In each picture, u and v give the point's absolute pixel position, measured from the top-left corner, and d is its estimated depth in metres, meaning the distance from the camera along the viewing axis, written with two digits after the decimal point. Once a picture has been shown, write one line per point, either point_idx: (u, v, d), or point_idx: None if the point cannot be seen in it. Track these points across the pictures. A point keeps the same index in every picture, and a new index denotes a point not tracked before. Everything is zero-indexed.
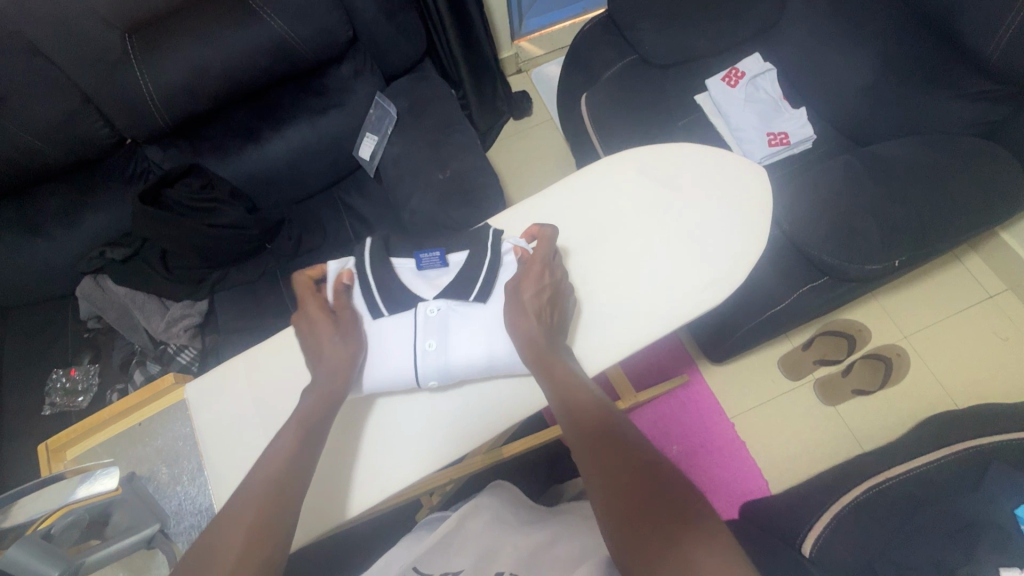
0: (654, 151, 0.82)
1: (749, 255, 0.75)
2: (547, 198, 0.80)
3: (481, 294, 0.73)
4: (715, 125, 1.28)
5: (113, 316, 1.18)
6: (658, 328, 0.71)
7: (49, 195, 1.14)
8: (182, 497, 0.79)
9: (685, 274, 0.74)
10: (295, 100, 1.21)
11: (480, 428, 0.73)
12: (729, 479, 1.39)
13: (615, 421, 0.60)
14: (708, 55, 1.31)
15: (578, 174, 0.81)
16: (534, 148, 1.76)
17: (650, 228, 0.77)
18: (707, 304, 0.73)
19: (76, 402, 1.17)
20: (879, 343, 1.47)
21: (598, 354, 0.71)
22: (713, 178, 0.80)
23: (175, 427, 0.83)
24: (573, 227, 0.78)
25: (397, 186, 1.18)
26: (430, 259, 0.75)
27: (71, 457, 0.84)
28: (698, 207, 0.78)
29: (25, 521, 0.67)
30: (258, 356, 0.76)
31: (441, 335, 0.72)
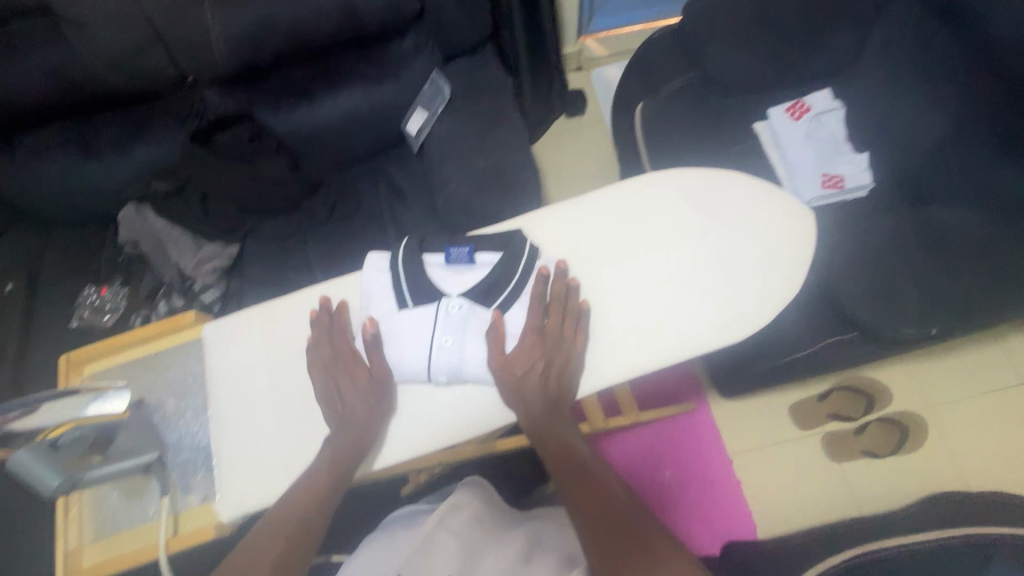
0: (698, 174, 0.79)
1: (780, 299, 0.71)
2: (582, 202, 0.78)
3: (505, 302, 0.71)
4: (770, 156, 1.24)
5: (146, 245, 1.20)
6: (671, 356, 0.69)
7: (107, 123, 1.18)
8: (183, 431, 0.81)
9: (709, 306, 0.71)
10: (354, 65, 1.21)
11: (477, 422, 0.70)
12: (717, 514, 1.38)
13: (612, 488, 0.64)
14: (775, 84, 1.27)
15: (620, 184, 0.79)
16: (580, 149, 1.75)
17: (683, 253, 0.74)
18: (727, 341, 0.70)
19: (102, 319, 1.22)
20: (899, 409, 1.42)
21: (608, 371, 0.69)
22: (756, 213, 0.76)
23: (187, 362, 0.84)
24: (603, 238, 0.76)
25: (437, 166, 1.18)
26: (459, 254, 0.73)
27: (89, 372, 0.86)
28: (735, 241, 0.75)
29: (36, 428, 0.67)
30: (275, 309, 0.77)
31: (457, 335, 0.70)
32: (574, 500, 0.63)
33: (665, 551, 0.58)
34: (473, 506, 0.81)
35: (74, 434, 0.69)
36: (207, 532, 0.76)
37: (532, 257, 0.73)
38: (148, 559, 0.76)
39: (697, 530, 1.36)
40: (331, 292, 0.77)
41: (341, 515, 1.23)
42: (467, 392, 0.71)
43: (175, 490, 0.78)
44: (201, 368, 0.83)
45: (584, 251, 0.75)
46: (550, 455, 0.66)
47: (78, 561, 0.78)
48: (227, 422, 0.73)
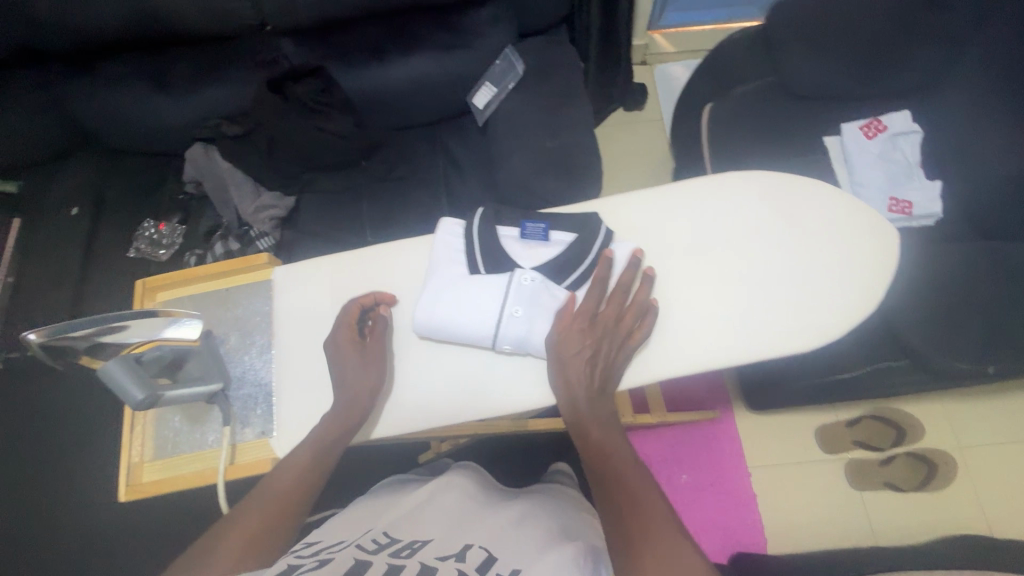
0: (783, 178, 0.76)
1: (855, 314, 0.69)
2: (661, 192, 0.77)
3: (575, 281, 0.72)
4: (836, 171, 1.21)
5: (210, 185, 1.24)
6: (739, 357, 0.68)
7: (182, 59, 1.19)
8: (246, 366, 0.83)
9: (781, 313, 0.69)
10: (428, 30, 1.20)
11: (534, 398, 0.70)
12: (730, 523, 1.37)
13: (639, 485, 0.59)
14: (852, 99, 1.24)
15: (701, 177, 0.77)
16: (635, 144, 1.73)
17: (759, 255, 0.73)
18: (796, 348, 0.69)
19: (158, 253, 1.28)
20: (929, 445, 1.40)
21: (669, 363, 0.69)
22: (838, 223, 0.74)
23: (258, 302, 0.86)
24: (678, 231, 0.75)
25: (500, 142, 1.18)
26: (534, 230, 0.74)
27: (162, 299, 0.88)
28: (812, 250, 0.73)
29: (123, 343, 0.73)
30: (343, 260, 0.78)
31: (527, 309, 0.69)
32: (606, 495, 0.60)
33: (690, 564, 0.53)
34: (467, 488, 0.81)
35: (156, 354, 0.73)
36: (263, 465, 0.78)
37: (606, 241, 0.73)
38: (207, 483, 0.79)
39: (706, 534, 1.36)
40: (402, 253, 0.78)
41: (362, 472, 1.26)
42: (526, 363, 0.71)
43: (235, 421, 0.81)
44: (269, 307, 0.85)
45: (657, 241, 0.74)
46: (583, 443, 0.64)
47: (138, 476, 0.80)
48: (289, 362, 0.75)
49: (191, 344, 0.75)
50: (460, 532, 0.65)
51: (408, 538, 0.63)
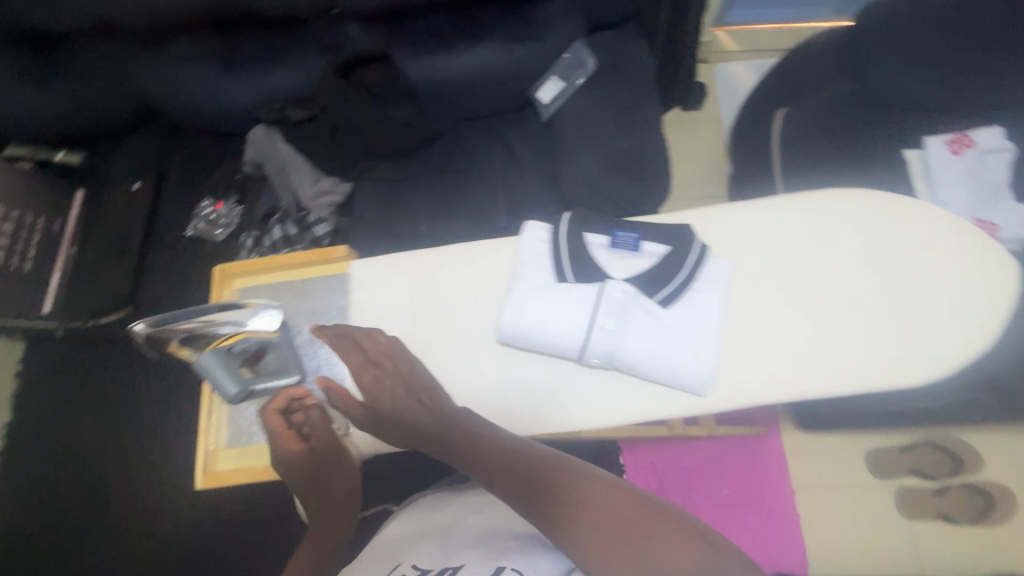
0: (890, 200, 0.72)
1: (964, 353, 0.65)
2: (757, 206, 0.73)
3: (667, 296, 0.69)
4: (917, 187, 1.14)
5: (271, 169, 1.24)
6: (836, 390, 0.65)
7: (249, 40, 1.19)
8: (321, 361, 0.79)
9: (882, 347, 0.66)
10: (497, 20, 1.16)
11: (617, 415, 0.68)
12: (770, 542, 1.33)
13: (523, 459, 0.60)
14: (939, 112, 1.17)
15: (801, 193, 0.73)
16: (691, 146, 1.67)
17: (861, 282, 0.69)
18: (897, 385, 0.65)
19: (214, 233, 1.29)
20: (987, 478, 1.34)
21: (761, 388, 0.66)
22: (951, 254, 0.69)
23: (333, 296, 0.81)
24: (775, 250, 0.71)
25: (567, 140, 1.15)
26: (625, 240, 0.72)
27: (238, 287, 0.85)
28: (918, 280, 0.69)
29: (214, 334, 0.75)
30: (423, 258, 0.77)
31: (618, 322, 0.67)
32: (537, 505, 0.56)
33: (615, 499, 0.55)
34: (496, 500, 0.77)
35: (239, 347, 0.75)
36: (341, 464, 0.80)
37: (701, 255, 0.69)
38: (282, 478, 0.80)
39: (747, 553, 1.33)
40: (486, 255, 0.76)
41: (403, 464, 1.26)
42: (611, 379, 0.69)
43: None
44: (344, 303, 0.79)
45: (754, 258, 0.71)
46: (457, 461, 0.63)
47: (215, 463, 0.81)
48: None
49: (264, 335, 0.75)
50: (488, 550, 0.61)
51: (436, 567, 0.61)
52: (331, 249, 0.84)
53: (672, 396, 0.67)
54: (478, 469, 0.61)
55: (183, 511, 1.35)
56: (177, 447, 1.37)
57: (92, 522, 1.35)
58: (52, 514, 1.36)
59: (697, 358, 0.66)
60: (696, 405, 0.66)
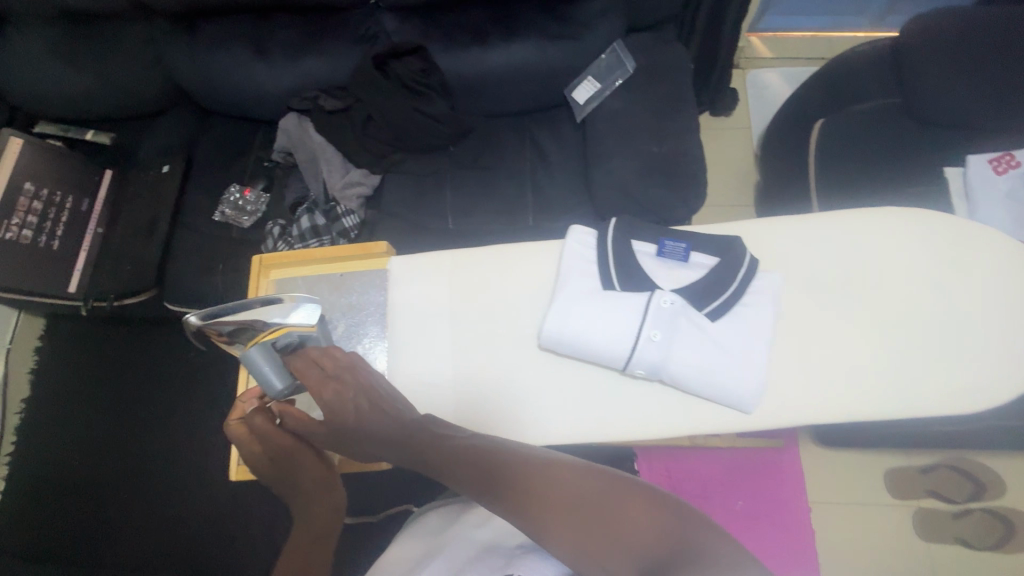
0: (949, 221, 0.70)
1: (1017, 380, 0.64)
2: (811, 221, 0.71)
3: (715, 309, 0.67)
4: (956, 207, 1.11)
5: (301, 158, 1.23)
6: (884, 414, 0.64)
7: (284, 27, 1.18)
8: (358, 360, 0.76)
9: (933, 372, 0.65)
10: (535, 17, 1.15)
11: (658, 427, 0.67)
12: (788, 560, 1.30)
13: (492, 452, 0.60)
14: (982, 130, 1.14)
15: (857, 210, 0.72)
16: (719, 152, 1.65)
17: (913, 305, 0.68)
18: (947, 411, 0.64)
19: (241, 220, 1.27)
20: (1008, 504, 1.32)
21: (809, 407, 0.65)
22: (1006, 280, 0.68)
23: (372, 294, 0.78)
24: (828, 267, 0.70)
25: (602, 141, 1.14)
26: (675, 249, 0.70)
27: (275, 278, 0.82)
28: (975, 305, 0.67)
29: (258, 326, 0.70)
30: (465, 259, 0.76)
31: (667, 333, 0.66)
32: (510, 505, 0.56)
33: (574, 472, 0.57)
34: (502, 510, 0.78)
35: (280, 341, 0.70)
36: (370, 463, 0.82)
37: (751, 269, 0.68)
38: None
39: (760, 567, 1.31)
40: (527, 257, 0.75)
41: None
42: (652, 390, 0.68)
43: None
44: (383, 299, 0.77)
45: (807, 274, 0.69)
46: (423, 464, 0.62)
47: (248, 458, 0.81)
48: (409, 359, 0.73)
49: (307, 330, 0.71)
50: (495, 559, 0.62)
51: None
52: (372, 244, 0.80)
53: (716, 411, 0.66)
54: (445, 472, 0.60)
55: (196, 496, 1.35)
56: (193, 432, 1.37)
57: (107, 504, 1.35)
58: (69, 493, 1.37)
59: (744, 375, 0.65)
60: (739, 421, 0.66)
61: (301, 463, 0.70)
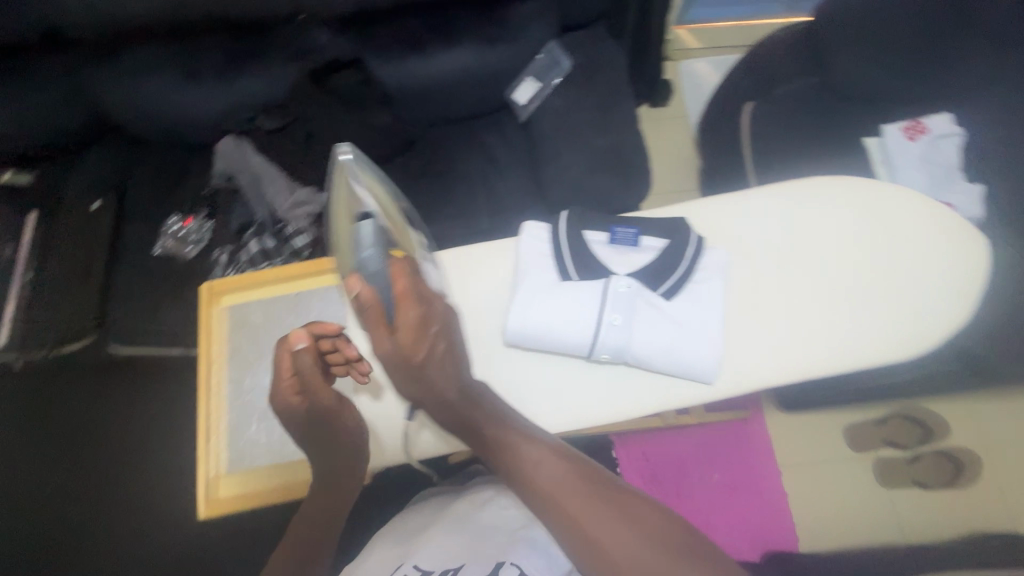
0: (873, 185, 0.76)
1: (948, 322, 0.70)
2: (750, 195, 0.75)
3: (670, 287, 0.71)
4: (879, 173, 1.20)
5: (244, 181, 1.19)
6: (833, 369, 0.68)
7: (212, 48, 1.14)
8: None
9: (877, 323, 0.70)
10: (471, 22, 1.16)
11: (628, 406, 0.69)
12: (762, 522, 1.38)
13: (551, 450, 0.63)
14: (894, 101, 1.23)
15: (789, 181, 0.76)
16: (660, 141, 1.71)
17: (853, 264, 0.72)
18: (890, 358, 0.69)
19: (185, 251, 1.21)
20: (955, 443, 1.42)
21: (766, 372, 0.68)
22: (931, 232, 0.74)
23: (333, 306, 0.80)
24: (770, 239, 0.73)
25: (549, 139, 1.16)
26: (625, 236, 0.74)
27: (226, 304, 0.80)
28: (903, 259, 0.73)
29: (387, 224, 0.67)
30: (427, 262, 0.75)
31: (627, 316, 0.69)
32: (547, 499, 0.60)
33: (579, 487, 0.60)
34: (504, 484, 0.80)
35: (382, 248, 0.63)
36: None
37: (698, 246, 0.71)
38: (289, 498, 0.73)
39: (740, 534, 1.37)
40: (484, 256, 0.75)
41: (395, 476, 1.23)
42: (622, 374, 0.70)
43: None
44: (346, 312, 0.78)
45: (750, 247, 0.73)
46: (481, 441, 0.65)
47: (217, 489, 0.73)
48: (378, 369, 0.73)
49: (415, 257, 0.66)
50: (486, 547, 0.65)
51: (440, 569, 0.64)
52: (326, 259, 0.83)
53: (685, 387, 0.68)
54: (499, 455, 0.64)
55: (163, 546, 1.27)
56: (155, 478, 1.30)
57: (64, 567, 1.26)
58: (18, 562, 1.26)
59: (705, 348, 0.68)
60: (707, 393, 0.68)
61: (343, 422, 0.69)
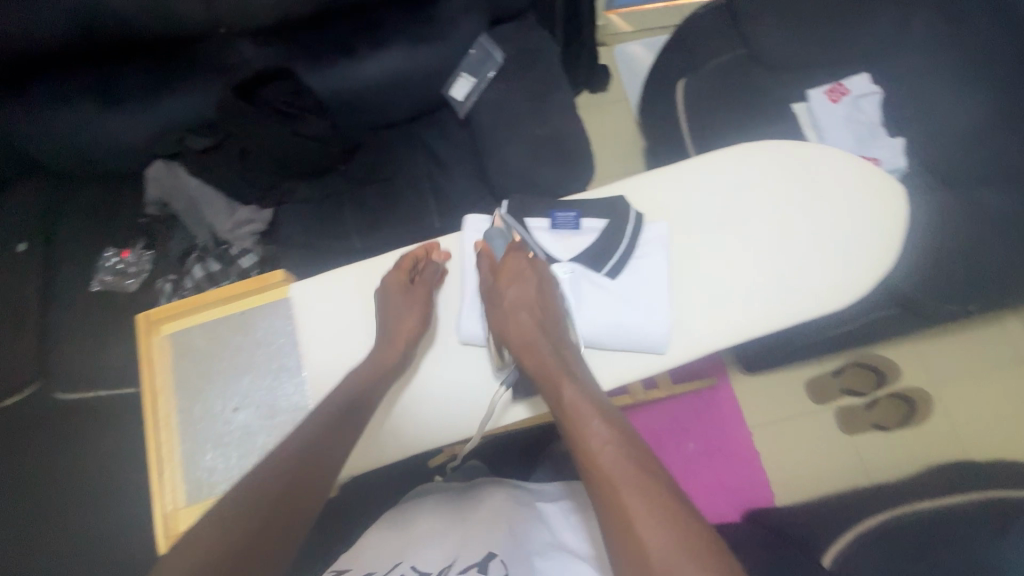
0: (794, 146, 0.79)
1: (879, 268, 0.74)
2: (680, 167, 0.78)
3: (613, 267, 0.72)
4: (808, 136, 1.25)
5: (180, 206, 1.15)
6: (777, 324, 0.71)
7: (132, 71, 1.09)
8: (280, 392, 0.75)
9: (816, 276, 0.73)
10: (398, 22, 1.14)
11: None
12: (738, 483, 1.43)
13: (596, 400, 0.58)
14: (816, 66, 1.29)
15: (717, 150, 0.79)
16: (603, 126, 1.74)
17: (784, 222, 0.76)
18: (832, 308, 0.73)
19: (126, 283, 1.16)
20: (907, 384, 1.49)
21: (714, 336, 0.71)
22: (855, 184, 0.78)
23: (277, 323, 0.76)
24: (703, 207, 0.76)
25: (489, 132, 1.16)
26: (565, 219, 0.75)
27: (168, 333, 0.77)
28: (831, 213, 0.76)
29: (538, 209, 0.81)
30: (372, 271, 0.77)
31: (572, 300, 0.71)
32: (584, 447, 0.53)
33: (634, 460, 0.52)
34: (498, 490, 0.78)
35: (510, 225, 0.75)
36: None
37: (638, 223, 0.73)
38: None
39: (720, 498, 1.42)
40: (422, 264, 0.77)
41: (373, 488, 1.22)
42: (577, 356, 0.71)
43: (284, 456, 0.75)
44: (291, 329, 0.76)
45: (686, 217, 0.76)
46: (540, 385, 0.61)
47: (177, 525, 0.71)
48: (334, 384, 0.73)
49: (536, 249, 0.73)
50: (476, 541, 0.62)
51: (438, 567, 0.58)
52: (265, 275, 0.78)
53: (639, 361, 0.71)
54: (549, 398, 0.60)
55: None
56: None
57: None
58: None
59: (654, 321, 0.70)
60: (660, 364, 0.70)
61: (411, 305, 0.73)
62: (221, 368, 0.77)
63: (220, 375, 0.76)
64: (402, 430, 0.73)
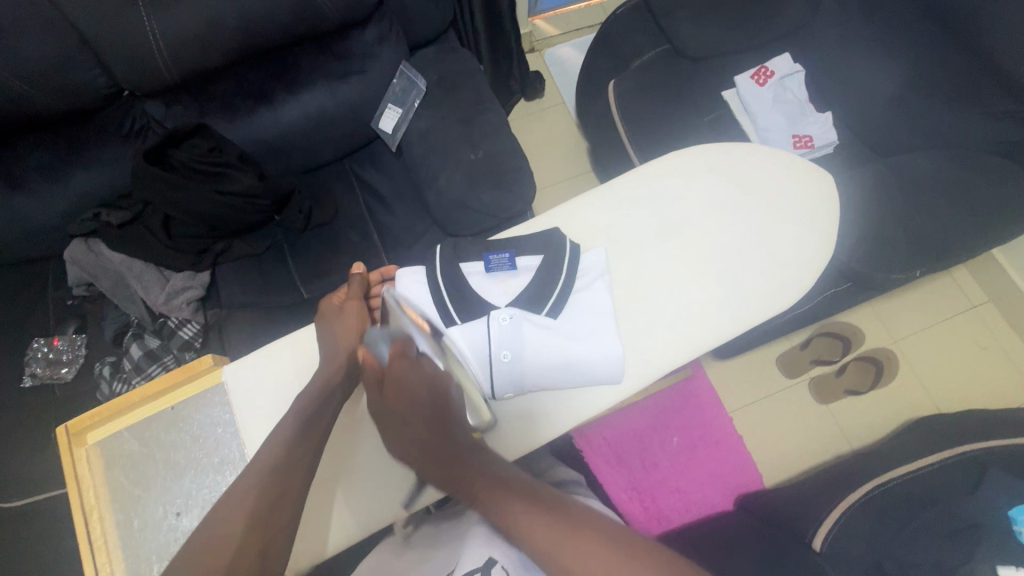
0: (720, 152, 0.84)
1: (817, 264, 0.78)
2: (612, 190, 0.81)
3: (554, 306, 0.75)
4: (740, 122, 1.28)
5: (107, 285, 1.08)
6: (732, 329, 0.75)
7: (34, 147, 1.01)
8: (213, 486, 0.74)
9: (761, 276, 0.77)
10: (313, 62, 1.10)
11: (546, 430, 0.73)
12: (725, 470, 1.43)
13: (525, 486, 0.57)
14: (739, 52, 1.30)
15: (644, 165, 0.82)
16: (545, 133, 1.72)
17: (722, 228, 0.79)
18: (775, 310, 0.77)
19: (60, 374, 1.08)
20: (871, 347, 1.52)
21: (675, 351, 0.74)
22: (783, 180, 0.83)
23: (212, 412, 0.75)
24: (642, 225, 0.79)
25: (424, 162, 1.13)
26: (500, 261, 0.77)
27: (93, 441, 0.75)
28: (765, 213, 0.81)
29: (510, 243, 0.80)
30: (302, 341, 0.76)
31: (516, 344, 0.72)
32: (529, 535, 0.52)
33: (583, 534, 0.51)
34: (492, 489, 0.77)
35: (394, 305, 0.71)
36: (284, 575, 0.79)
37: (574, 253, 0.76)
38: None
39: (709, 488, 1.42)
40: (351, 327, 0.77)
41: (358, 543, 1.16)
42: (531, 398, 0.74)
43: None
44: (229, 416, 0.75)
45: (628, 239, 0.79)
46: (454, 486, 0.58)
47: None
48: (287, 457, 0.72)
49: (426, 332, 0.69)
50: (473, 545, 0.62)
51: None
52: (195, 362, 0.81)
53: (599, 390, 0.73)
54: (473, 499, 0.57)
55: None
56: None
57: None
58: None
59: (605, 349, 0.72)
60: (616, 392, 0.73)
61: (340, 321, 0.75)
62: (157, 473, 0.74)
63: (157, 479, 0.74)
64: (365, 498, 0.72)
